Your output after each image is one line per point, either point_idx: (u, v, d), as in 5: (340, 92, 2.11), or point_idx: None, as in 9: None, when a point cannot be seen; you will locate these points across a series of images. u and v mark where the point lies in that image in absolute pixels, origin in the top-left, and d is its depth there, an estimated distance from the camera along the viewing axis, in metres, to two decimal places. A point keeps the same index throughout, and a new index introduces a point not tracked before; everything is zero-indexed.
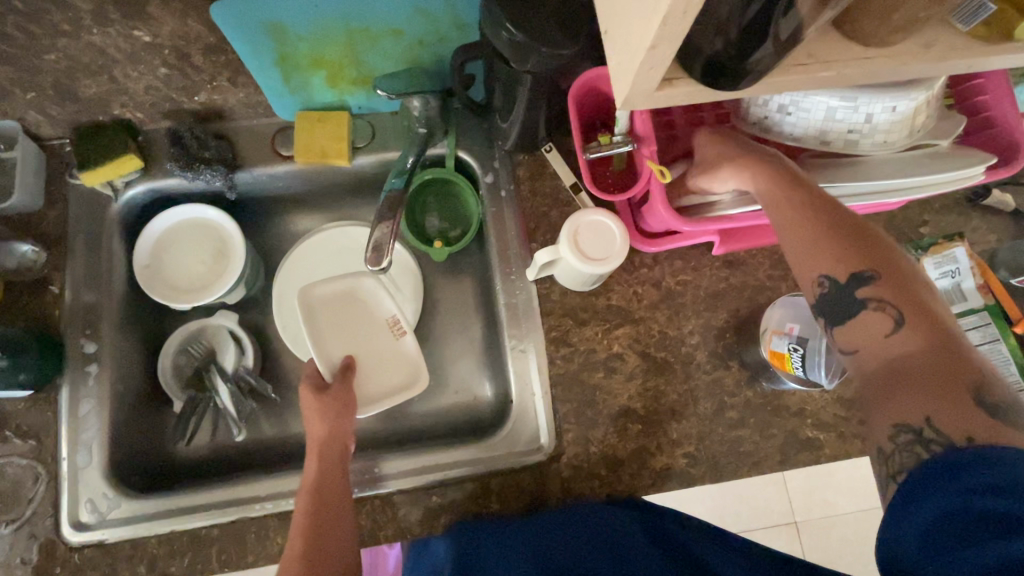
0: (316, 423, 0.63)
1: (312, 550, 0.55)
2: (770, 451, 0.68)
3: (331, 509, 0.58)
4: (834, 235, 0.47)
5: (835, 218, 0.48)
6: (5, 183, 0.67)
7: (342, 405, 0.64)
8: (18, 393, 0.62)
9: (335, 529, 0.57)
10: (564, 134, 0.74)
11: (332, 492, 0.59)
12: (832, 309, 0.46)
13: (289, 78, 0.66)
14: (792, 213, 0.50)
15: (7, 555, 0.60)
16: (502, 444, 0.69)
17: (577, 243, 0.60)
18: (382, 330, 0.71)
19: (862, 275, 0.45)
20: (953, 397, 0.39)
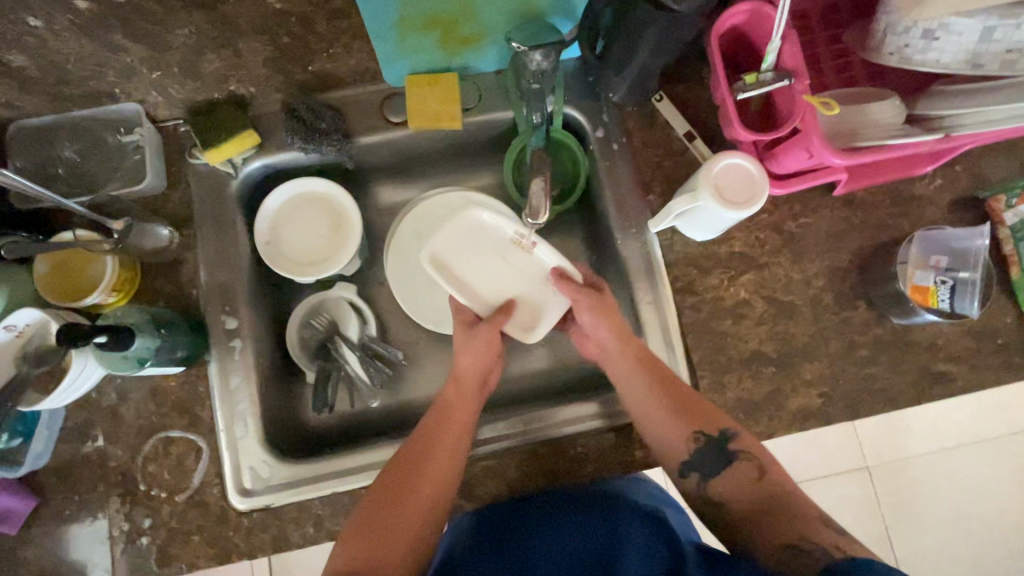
0: (468, 357, 0.67)
1: (404, 471, 0.59)
2: (904, 387, 0.68)
3: (443, 445, 0.61)
4: (635, 380, 0.64)
5: (642, 376, 0.64)
6: (135, 168, 0.68)
7: (485, 346, 0.68)
8: (172, 369, 0.64)
9: (442, 461, 0.60)
10: (673, 82, 0.73)
11: (451, 436, 0.61)
12: (707, 466, 0.60)
13: (404, 41, 0.65)
14: (661, 417, 0.62)
15: (184, 522, 0.63)
16: (543, 421, 0.69)
17: (717, 189, 0.60)
18: (512, 250, 0.71)
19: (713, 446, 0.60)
20: (765, 524, 0.54)
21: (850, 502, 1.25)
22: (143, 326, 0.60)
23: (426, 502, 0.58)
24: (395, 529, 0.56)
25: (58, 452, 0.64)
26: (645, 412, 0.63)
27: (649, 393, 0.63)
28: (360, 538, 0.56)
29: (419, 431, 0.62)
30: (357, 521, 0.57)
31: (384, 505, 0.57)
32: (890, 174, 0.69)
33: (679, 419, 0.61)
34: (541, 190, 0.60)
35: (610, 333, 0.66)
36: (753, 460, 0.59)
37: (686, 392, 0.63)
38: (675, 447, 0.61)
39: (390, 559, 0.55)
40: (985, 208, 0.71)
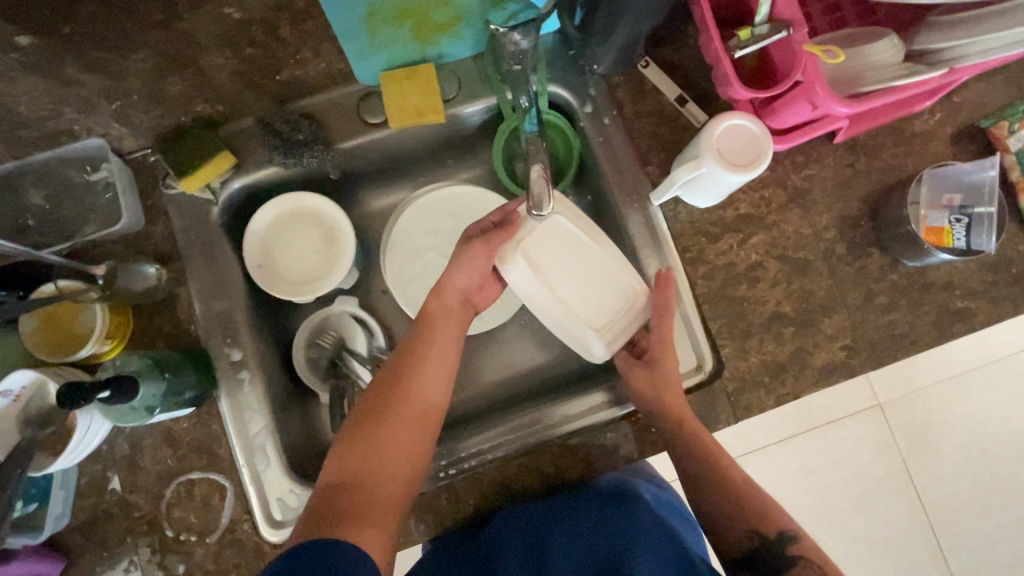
0: (461, 274, 0.65)
1: (399, 377, 0.59)
2: (926, 328, 0.67)
3: (438, 353, 0.61)
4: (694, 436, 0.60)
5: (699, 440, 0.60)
6: (110, 208, 0.64)
7: (478, 267, 0.65)
8: (181, 411, 0.62)
9: (436, 371, 0.60)
10: (657, 45, 0.70)
11: (443, 345, 0.62)
12: (767, 564, 0.55)
13: (373, 36, 0.61)
14: (715, 496, 0.59)
15: (219, 562, 0.62)
16: (548, 419, 0.68)
17: (720, 153, 0.58)
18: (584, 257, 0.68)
19: (786, 535, 0.55)
20: None
21: (867, 440, 1.25)
22: (146, 372, 0.57)
23: (419, 406, 0.58)
24: (390, 439, 0.56)
25: (79, 509, 0.63)
26: (715, 480, 0.59)
27: (698, 446, 0.60)
28: (354, 448, 0.55)
29: (406, 344, 0.62)
30: (348, 433, 0.56)
31: (376, 407, 0.57)
32: (889, 114, 0.66)
33: (743, 514, 0.57)
34: (541, 178, 0.57)
35: (675, 402, 0.62)
36: (815, 568, 0.54)
37: (753, 491, 0.59)
38: (733, 536, 0.57)
39: (387, 468, 0.54)
40: (989, 137, 0.70)
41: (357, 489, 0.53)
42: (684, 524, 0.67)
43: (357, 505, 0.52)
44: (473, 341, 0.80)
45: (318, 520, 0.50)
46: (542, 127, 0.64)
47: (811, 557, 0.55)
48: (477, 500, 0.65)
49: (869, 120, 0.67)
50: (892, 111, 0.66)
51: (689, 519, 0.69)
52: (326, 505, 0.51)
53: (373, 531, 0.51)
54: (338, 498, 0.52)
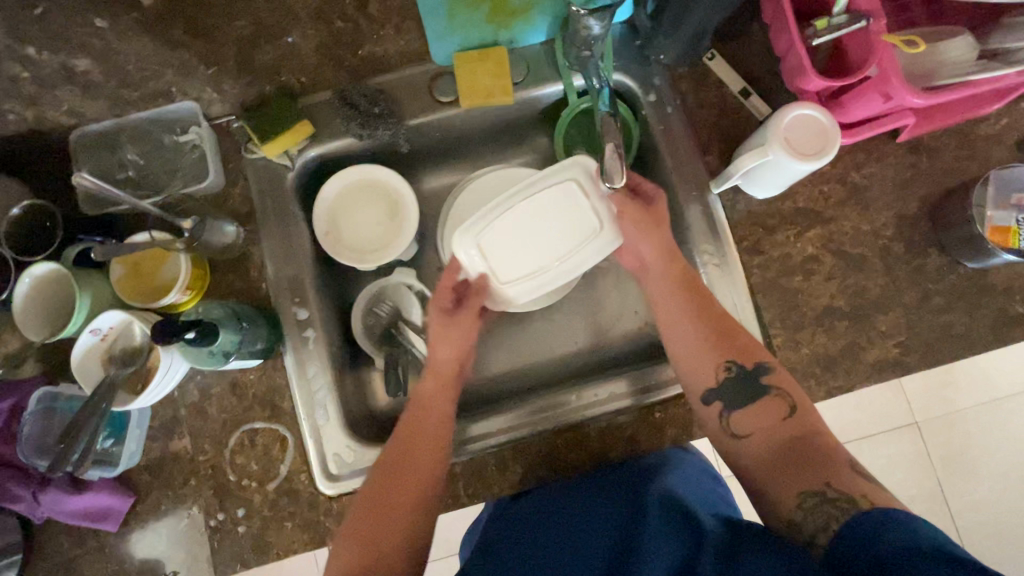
0: (448, 346, 0.65)
1: (397, 455, 0.59)
2: (983, 331, 0.67)
3: (433, 425, 0.61)
4: (676, 304, 0.62)
5: (685, 303, 0.62)
6: (197, 167, 0.68)
7: (464, 341, 0.66)
8: (250, 362, 0.66)
9: (426, 453, 0.59)
10: (724, 39, 0.72)
11: (438, 411, 0.62)
12: (743, 394, 0.57)
13: (453, 17, 0.66)
14: (695, 345, 0.60)
15: (277, 509, 0.65)
16: (568, 405, 0.69)
17: (787, 142, 0.59)
18: (524, 216, 0.64)
19: (761, 365, 0.57)
20: (799, 463, 0.51)
21: (901, 458, 1.21)
22: (226, 321, 0.61)
23: (419, 483, 0.58)
24: (392, 520, 0.56)
25: (148, 450, 0.66)
26: (686, 346, 0.61)
27: (680, 313, 0.62)
28: (359, 528, 0.55)
29: (400, 424, 0.62)
30: (363, 504, 0.57)
31: (375, 486, 0.58)
32: (956, 115, 0.67)
33: (714, 347, 0.59)
34: (615, 158, 0.59)
35: (654, 251, 0.64)
36: (784, 395, 0.56)
37: (733, 329, 0.60)
38: (706, 375, 0.59)
39: (392, 545, 0.55)
40: None
41: (367, 575, 0.53)
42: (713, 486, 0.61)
43: None
44: (521, 320, 0.82)
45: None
46: (615, 108, 0.65)
47: (783, 385, 0.56)
48: (523, 470, 0.67)
49: (937, 119, 0.67)
50: (959, 108, 0.67)
51: (716, 478, 0.63)
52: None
53: None
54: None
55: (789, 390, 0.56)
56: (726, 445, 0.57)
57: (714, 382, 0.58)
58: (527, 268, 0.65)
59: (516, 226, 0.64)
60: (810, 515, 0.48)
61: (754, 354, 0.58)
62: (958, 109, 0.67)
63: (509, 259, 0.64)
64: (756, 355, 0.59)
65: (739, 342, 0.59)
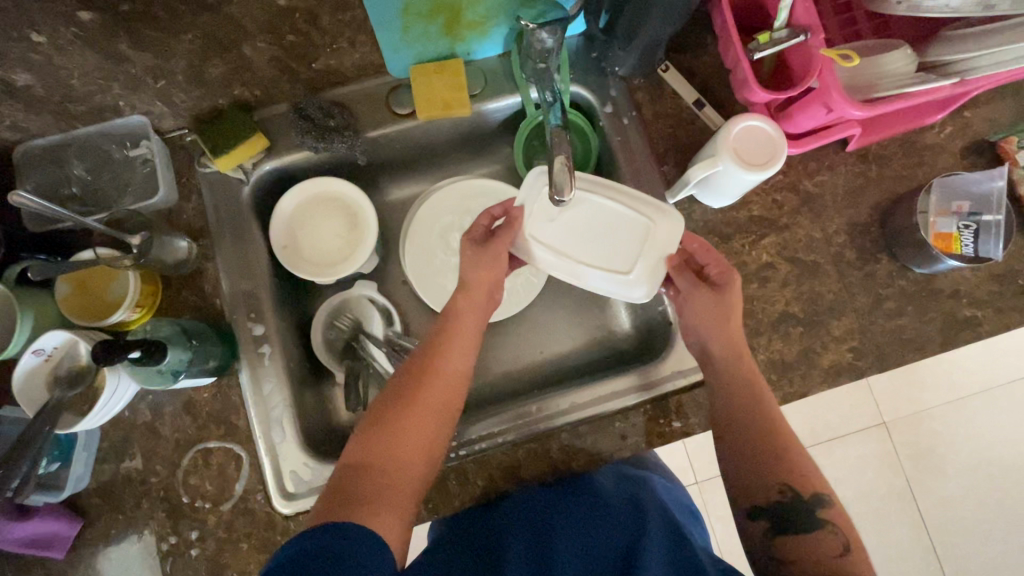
0: (480, 273, 0.63)
1: (423, 365, 0.59)
2: (932, 334, 0.68)
3: (462, 337, 0.61)
4: (737, 391, 0.59)
5: (746, 393, 0.59)
6: (148, 181, 0.67)
7: (502, 258, 0.63)
8: (204, 381, 0.64)
9: (450, 377, 0.58)
10: (677, 51, 0.73)
11: (466, 322, 0.62)
12: (799, 519, 0.53)
13: (407, 30, 0.64)
14: (754, 432, 0.57)
15: (232, 531, 0.63)
16: (545, 410, 0.69)
17: (737, 153, 0.60)
18: (586, 214, 0.65)
19: (822, 497, 0.54)
20: None
21: (871, 458, 1.24)
22: (174, 339, 0.60)
23: (443, 391, 0.57)
24: (411, 424, 0.55)
25: (97, 473, 0.64)
26: (740, 470, 0.56)
27: (747, 405, 0.58)
28: (374, 431, 0.55)
29: (428, 341, 0.61)
30: (370, 418, 0.56)
31: (396, 395, 0.57)
32: (900, 125, 0.69)
33: (777, 465, 0.55)
34: (563, 168, 0.59)
35: (721, 346, 0.61)
36: (838, 531, 0.53)
37: (803, 456, 0.56)
38: (759, 490, 0.55)
39: (408, 447, 0.55)
40: (999, 150, 0.71)
41: (379, 472, 0.53)
42: (687, 517, 0.67)
43: (375, 486, 0.52)
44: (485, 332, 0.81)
45: (330, 504, 0.50)
46: (566, 120, 0.65)
47: (840, 525, 0.53)
48: (485, 482, 0.66)
49: (881, 128, 0.69)
50: (901, 118, 0.69)
51: (691, 510, 0.71)
52: (344, 486, 0.52)
53: (395, 516, 0.51)
54: (353, 482, 0.52)
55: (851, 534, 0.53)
56: (768, 572, 0.53)
57: (762, 497, 0.55)
58: (563, 250, 0.65)
59: (572, 214, 0.65)
60: None
61: (818, 484, 0.54)
62: (901, 119, 0.69)
63: (549, 235, 0.65)
64: (818, 490, 0.54)
65: (808, 464, 0.56)
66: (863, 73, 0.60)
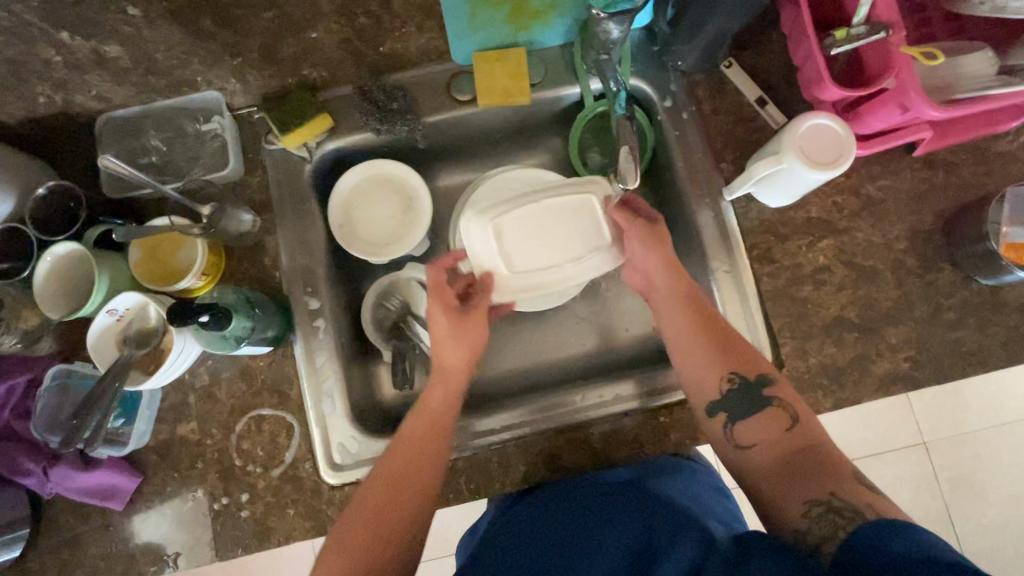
0: (455, 353, 0.63)
1: (392, 474, 0.57)
2: (995, 348, 0.66)
3: (432, 441, 0.59)
4: (685, 331, 0.60)
5: (693, 324, 0.60)
6: (217, 155, 0.69)
7: (468, 341, 0.63)
8: (261, 349, 0.67)
9: (428, 466, 0.58)
10: (742, 48, 0.72)
11: (436, 422, 0.60)
12: (744, 405, 0.56)
13: (473, 16, 0.66)
14: (696, 352, 0.59)
15: (280, 496, 0.65)
16: (578, 402, 0.69)
17: (803, 151, 0.59)
18: (520, 221, 0.61)
19: (764, 377, 0.57)
20: (799, 469, 0.50)
21: (908, 479, 1.19)
22: (238, 306, 0.62)
23: (415, 500, 0.56)
24: (382, 538, 0.53)
25: (157, 432, 0.67)
26: (687, 367, 0.59)
27: (695, 336, 0.60)
28: (342, 544, 0.53)
29: (396, 440, 0.59)
30: (338, 526, 0.55)
31: (366, 508, 0.55)
32: (976, 130, 0.66)
33: (717, 358, 0.58)
34: (629, 157, 0.61)
35: (663, 270, 0.62)
36: (788, 406, 0.55)
37: (737, 338, 0.59)
38: (707, 386, 0.58)
39: (377, 568, 0.52)
40: None
41: None
42: (715, 499, 0.61)
43: None
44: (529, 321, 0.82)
45: None
46: (630, 112, 0.67)
47: (786, 399, 0.55)
48: (526, 468, 0.67)
49: (957, 132, 0.66)
50: (980, 123, 0.66)
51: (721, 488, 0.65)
52: None
53: None
54: None
55: (799, 405, 0.55)
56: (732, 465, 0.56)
57: (715, 395, 0.57)
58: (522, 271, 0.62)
59: (507, 227, 0.61)
60: (812, 528, 0.46)
61: (757, 365, 0.57)
62: (980, 124, 0.66)
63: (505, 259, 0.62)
64: (759, 367, 0.57)
65: (743, 347, 0.59)
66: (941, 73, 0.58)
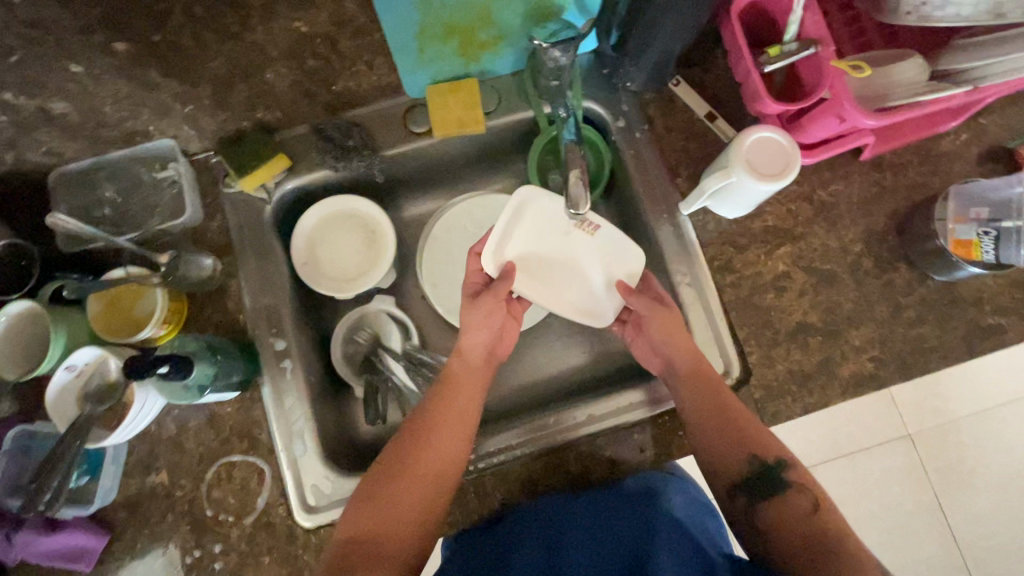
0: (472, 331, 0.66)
1: (420, 431, 0.60)
2: (956, 343, 0.68)
3: (460, 401, 0.62)
4: (696, 398, 0.61)
5: (709, 406, 0.61)
6: (175, 202, 0.70)
7: (490, 322, 0.67)
8: (228, 395, 0.66)
9: (456, 430, 0.61)
10: (688, 66, 0.74)
11: (465, 389, 0.63)
12: (760, 487, 0.57)
13: (424, 52, 0.68)
14: (710, 420, 0.60)
15: (255, 544, 0.64)
16: (561, 421, 0.69)
17: (749, 163, 0.61)
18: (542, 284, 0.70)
19: (783, 462, 0.57)
20: (817, 558, 0.49)
21: (896, 472, 1.18)
22: (200, 353, 0.62)
23: (443, 453, 0.59)
24: (408, 489, 0.57)
25: (124, 487, 0.65)
26: (694, 408, 0.61)
27: (706, 404, 0.61)
28: (371, 495, 0.57)
29: (426, 403, 0.63)
30: (368, 482, 0.58)
31: (394, 462, 0.59)
32: (911, 133, 0.69)
33: (733, 440, 0.58)
34: (579, 182, 0.64)
35: (681, 359, 0.64)
36: (806, 493, 0.55)
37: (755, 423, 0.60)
38: (726, 468, 0.58)
39: (401, 515, 0.56)
40: (1016, 155, 0.71)
41: (371, 540, 0.54)
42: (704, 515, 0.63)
43: (373, 552, 0.54)
44: None
45: (339, 566, 0.53)
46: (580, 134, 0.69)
47: (806, 483, 0.56)
48: (504, 496, 0.66)
49: (894, 136, 0.70)
50: (914, 127, 0.69)
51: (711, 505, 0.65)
52: (349, 554, 0.54)
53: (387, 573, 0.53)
54: (355, 549, 0.54)
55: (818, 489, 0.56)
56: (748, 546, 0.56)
57: (732, 471, 0.58)
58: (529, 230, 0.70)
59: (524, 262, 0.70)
60: None
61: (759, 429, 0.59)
62: (913, 128, 0.70)
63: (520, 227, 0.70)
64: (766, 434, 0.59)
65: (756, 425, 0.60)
66: (873, 83, 0.61)
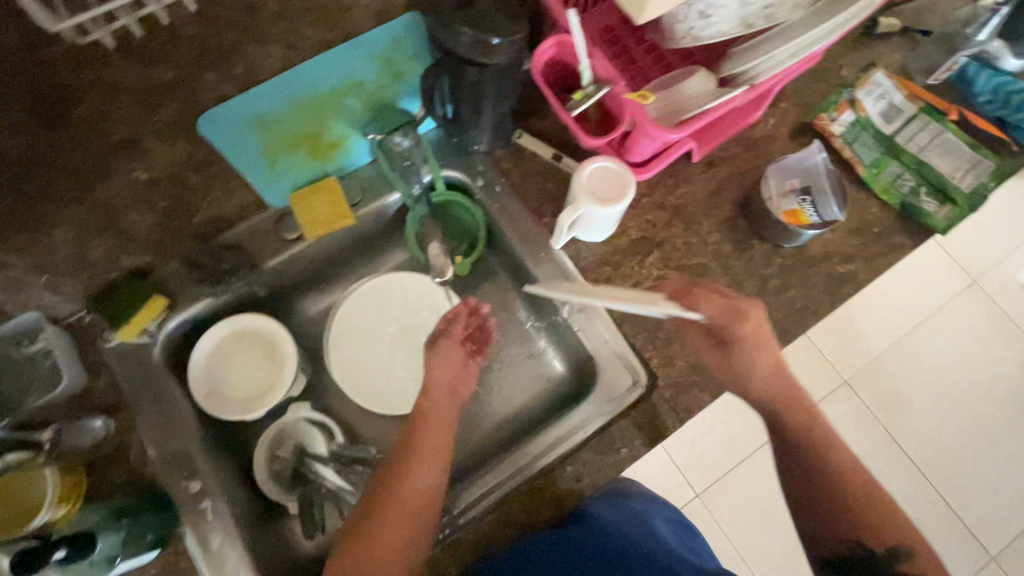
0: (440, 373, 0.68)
1: (401, 470, 0.60)
2: (820, 298, 0.75)
3: (433, 435, 0.63)
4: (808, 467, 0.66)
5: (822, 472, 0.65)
6: (50, 373, 0.66)
7: (456, 359, 0.69)
8: (148, 556, 0.62)
9: (431, 461, 0.60)
10: (524, 118, 0.81)
11: (435, 423, 0.64)
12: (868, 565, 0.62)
13: (274, 166, 0.75)
14: (824, 489, 0.64)
15: None
16: (530, 457, 0.69)
17: (591, 193, 0.67)
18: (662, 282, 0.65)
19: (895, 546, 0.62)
20: None
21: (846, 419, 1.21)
22: (103, 524, 0.59)
23: (422, 485, 0.59)
24: (388, 529, 0.56)
25: None
26: (811, 475, 0.65)
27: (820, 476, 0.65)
28: (353, 546, 0.56)
29: (399, 440, 0.63)
30: (348, 533, 0.57)
31: (376, 505, 0.58)
32: (729, 129, 0.77)
33: (851, 520, 0.63)
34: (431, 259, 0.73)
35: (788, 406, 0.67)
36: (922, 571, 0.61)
37: (867, 490, 0.64)
38: (834, 542, 0.63)
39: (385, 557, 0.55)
40: (815, 127, 0.82)
41: None
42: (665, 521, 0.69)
43: None
44: None
45: None
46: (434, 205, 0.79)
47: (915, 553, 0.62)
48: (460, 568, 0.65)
49: (716, 133, 0.77)
50: (728, 121, 0.77)
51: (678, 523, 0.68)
52: None
53: None
54: None
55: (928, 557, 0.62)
56: None
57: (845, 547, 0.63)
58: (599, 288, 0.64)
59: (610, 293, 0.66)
60: None
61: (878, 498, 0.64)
62: (728, 122, 0.77)
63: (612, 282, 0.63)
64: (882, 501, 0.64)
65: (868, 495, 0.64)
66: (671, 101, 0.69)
